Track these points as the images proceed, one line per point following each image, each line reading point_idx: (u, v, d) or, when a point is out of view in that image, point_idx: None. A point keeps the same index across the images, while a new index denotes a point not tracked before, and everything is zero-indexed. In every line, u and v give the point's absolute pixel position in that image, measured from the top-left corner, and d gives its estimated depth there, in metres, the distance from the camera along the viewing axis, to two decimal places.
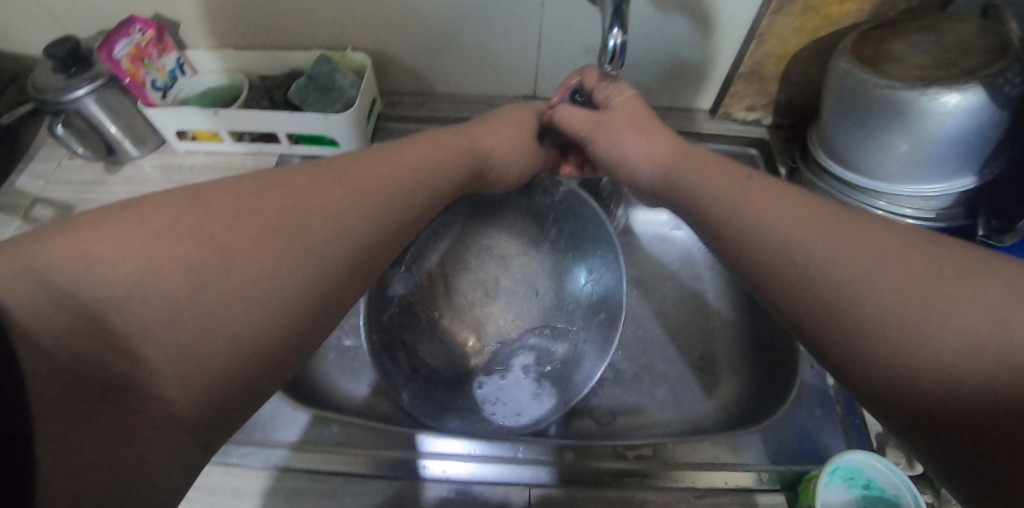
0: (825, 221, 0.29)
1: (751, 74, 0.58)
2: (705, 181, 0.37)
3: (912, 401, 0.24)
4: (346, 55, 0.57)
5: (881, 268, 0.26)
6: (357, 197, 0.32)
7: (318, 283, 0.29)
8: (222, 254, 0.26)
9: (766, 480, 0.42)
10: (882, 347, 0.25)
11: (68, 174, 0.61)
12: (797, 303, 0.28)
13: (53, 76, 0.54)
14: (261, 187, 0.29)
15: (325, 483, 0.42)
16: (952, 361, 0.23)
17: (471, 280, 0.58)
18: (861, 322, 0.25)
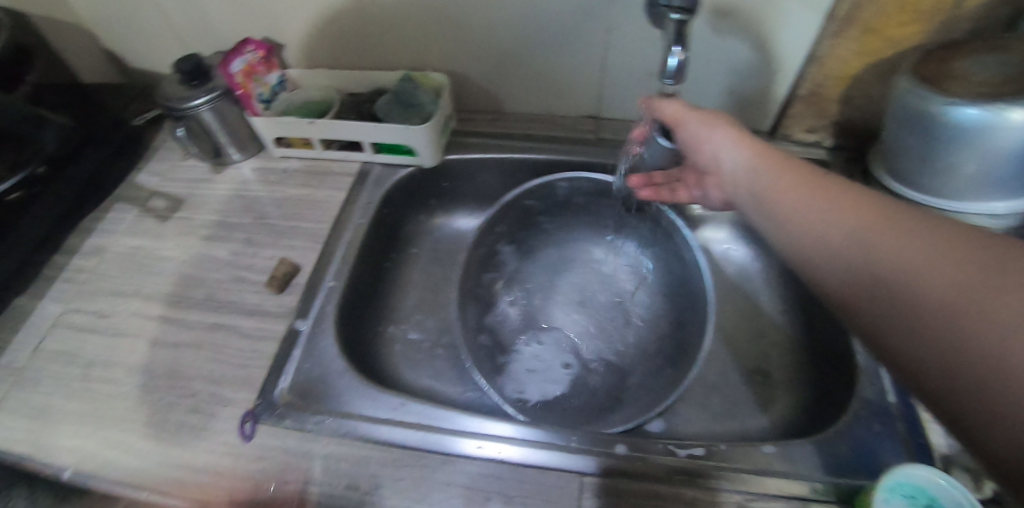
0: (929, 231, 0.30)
1: (810, 96, 0.59)
2: (796, 187, 0.40)
3: (936, 372, 0.27)
4: (427, 75, 0.63)
5: (963, 277, 0.27)
6: None
7: None
8: None
9: (821, 491, 0.42)
10: (948, 343, 0.26)
11: (180, 172, 0.71)
12: (879, 299, 0.31)
13: (179, 87, 0.63)
14: None
15: (392, 453, 0.45)
16: (1006, 365, 0.23)
17: (567, 285, 0.63)
18: (936, 318, 0.27)
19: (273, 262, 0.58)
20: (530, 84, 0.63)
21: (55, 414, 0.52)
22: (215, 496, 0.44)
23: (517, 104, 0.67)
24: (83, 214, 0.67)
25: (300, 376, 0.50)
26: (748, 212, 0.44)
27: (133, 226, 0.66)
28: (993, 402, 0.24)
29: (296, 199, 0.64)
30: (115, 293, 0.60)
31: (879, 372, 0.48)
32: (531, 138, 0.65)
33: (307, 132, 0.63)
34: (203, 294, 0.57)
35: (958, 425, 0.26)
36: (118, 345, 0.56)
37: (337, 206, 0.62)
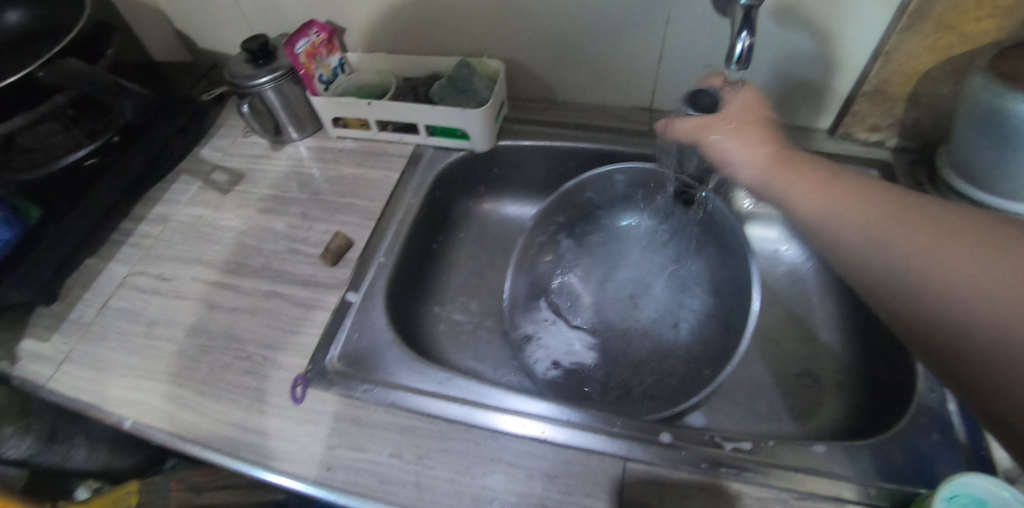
0: (970, 246, 0.29)
1: (875, 93, 0.58)
2: (811, 191, 0.39)
3: (963, 371, 0.28)
4: (483, 61, 0.64)
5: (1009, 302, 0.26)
6: None
7: None
8: None
9: (873, 495, 0.40)
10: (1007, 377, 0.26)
11: (241, 148, 0.74)
12: (924, 321, 0.30)
13: (245, 66, 0.66)
14: None
15: (434, 425, 0.46)
16: None
17: (625, 279, 0.62)
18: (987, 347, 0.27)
19: (327, 236, 0.60)
20: (584, 73, 0.64)
21: (119, 367, 0.55)
22: (264, 453, 0.46)
23: (571, 94, 0.67)
24: (152, 184, 0.72)
25: (349, 345, 0.52)
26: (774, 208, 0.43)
27: (195, 197, 0.69)
28: None
29: (350, 178, 0.66)
30: (177, 258, 0.63)
31: (940, 381, 0.46)
32: (582, 128, 0.65)
33: (364, 113, 0.65)
34: (260, 263, 0.60)
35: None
36: (178, 307, 0.58)
37: (390, 186, 0.64)
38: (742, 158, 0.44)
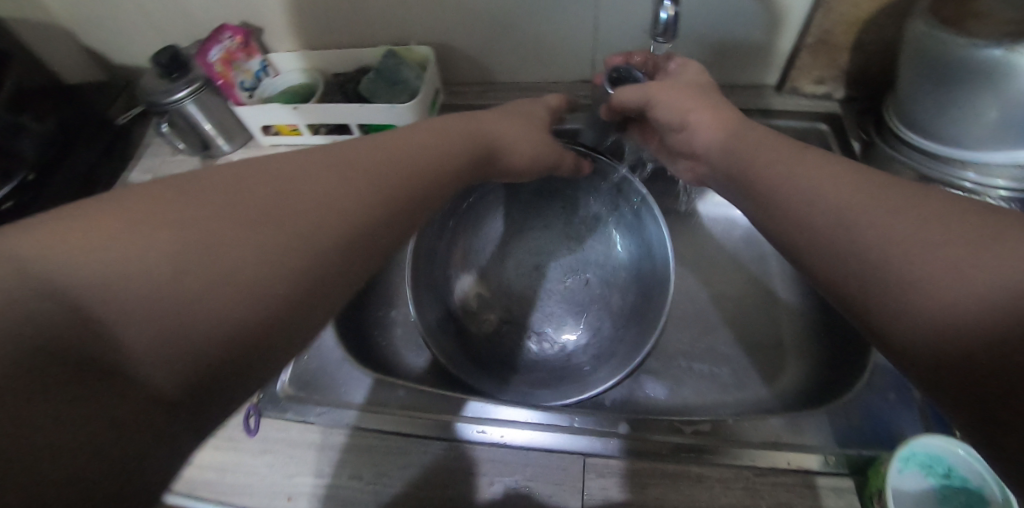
0: (881, 191, 0.29)
1: (818, 44, 0.55)
2: (759, 155, 0.37)
3: (868, 299, 0.27)
4: (410, 49, 0.61)
5: (931, 242, 0.25)
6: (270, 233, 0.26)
7: (185, 251, 0.24)
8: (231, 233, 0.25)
9: (831, 463, 0.40)
10: (905, 307, 0.25)
11: (171, 167, 0.70)
12: (833, 266, 0.29)
13: (158, 80, 0.61)
14: (164, 203, 0.25)
15: (391, 441, 0.45)
16: (964, 306, 0.23)
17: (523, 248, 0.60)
18: (890, 279, 0.26)
19: None
20: (519, 50, 0.61)
21: None
22: (222, 491, 0.45)
23: (509, 74, 0.65)
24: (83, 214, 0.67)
25: (300, 368, 0.51)
26: (719, 185, 0.42)
27: None
28: (952, 347, 0.23)
29: None
30: None
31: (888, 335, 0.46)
32: None
33: (293, 119, 0.62)
34: None
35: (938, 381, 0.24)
36: None
37: None
38: (699, 124, 0.42)
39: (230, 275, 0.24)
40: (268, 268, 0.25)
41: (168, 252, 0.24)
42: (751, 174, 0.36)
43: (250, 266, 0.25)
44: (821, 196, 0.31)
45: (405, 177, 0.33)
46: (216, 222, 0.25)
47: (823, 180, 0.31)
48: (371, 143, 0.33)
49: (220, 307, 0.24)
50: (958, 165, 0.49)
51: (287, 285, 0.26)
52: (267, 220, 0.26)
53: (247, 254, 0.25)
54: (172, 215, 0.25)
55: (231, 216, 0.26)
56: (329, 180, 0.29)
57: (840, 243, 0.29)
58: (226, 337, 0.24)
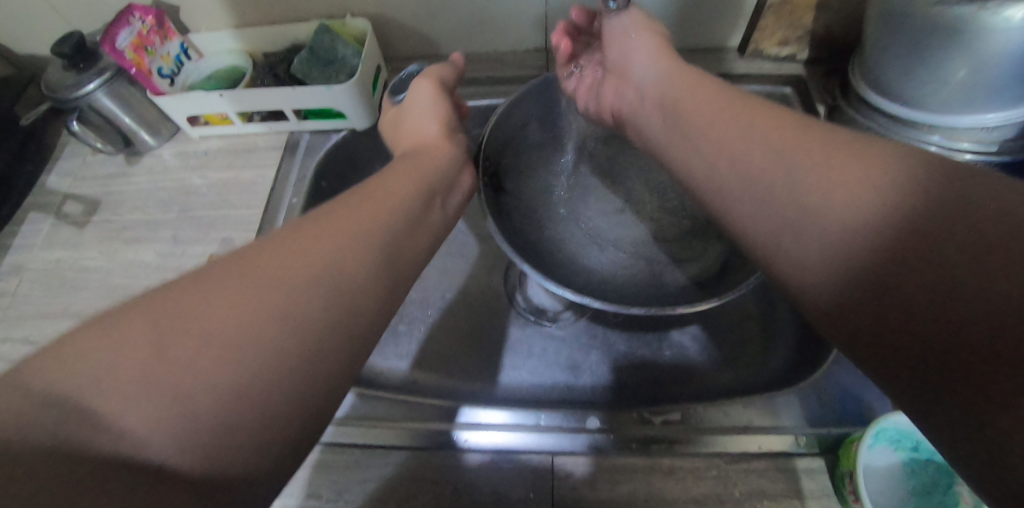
0: (810, 134, 0.27)
1: (782, 4, 0.53)
2: (691, 103, 0.34)
3: (790, 244, 0.25)
4: (345, 23, 0.56)
5: (860, 181, 0.23)
6: (244, 300, 0.22)
7: (188, 332, 0.21)
8: (230, 307, 0.22)
9: (803, 444, 0.40)
10: (833, 259, 0.23)
11: (93, 169, 0.63)
12: (759, 220, 0.27)
13: (64, 73, 0.55)
14: (160, 299, 0.22)
15: (350, 456, 0.43)
16: (898, 257, 0.21)
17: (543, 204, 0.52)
18: (817, 228, 0.24)
19: (203, 260, 0.54)
20: (466, 20, 0.56)
21: None
22: None
23: (455, 47, 0.60)
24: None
25: None
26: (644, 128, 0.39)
27: (50, 238, 0.59)
28: (893, 304, 0.21)
29: (223, 184, 0.59)
30: (39, 315, 0.54)
31: None
32: (473, 85, 0.60)
33: (221, 107, 0.57)
34: None
35: (886, 352, 0.21)
36: None
37: (268, 186, 0.57)
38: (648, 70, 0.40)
39: (244, 368, 0.21)
40: (280, 354, 0.22)
41: (183, 358, 0.20)
42: (683, 122, 0.34)
43: (259, 359, 0.21)
44: (736, 135, 0.29)
45: (387, 241, 0.29)
46: (224, 312, 0.22)
47: (745, 125, 0.29)
48: (336, 210, 0.28)
49: (226, 395, 0.20)
50: (924, 129, 0.47)
51: (304, 333, 0.23)
52: (262, 300, 0.23)
53: (269, 326, 0.22)
54: (173, 312, 0.21)
55: (235, 293, 0.22)
56: (314, 247, 0.25)
57: (768, 190, 0.26)
58: (257, 435, 0.21)
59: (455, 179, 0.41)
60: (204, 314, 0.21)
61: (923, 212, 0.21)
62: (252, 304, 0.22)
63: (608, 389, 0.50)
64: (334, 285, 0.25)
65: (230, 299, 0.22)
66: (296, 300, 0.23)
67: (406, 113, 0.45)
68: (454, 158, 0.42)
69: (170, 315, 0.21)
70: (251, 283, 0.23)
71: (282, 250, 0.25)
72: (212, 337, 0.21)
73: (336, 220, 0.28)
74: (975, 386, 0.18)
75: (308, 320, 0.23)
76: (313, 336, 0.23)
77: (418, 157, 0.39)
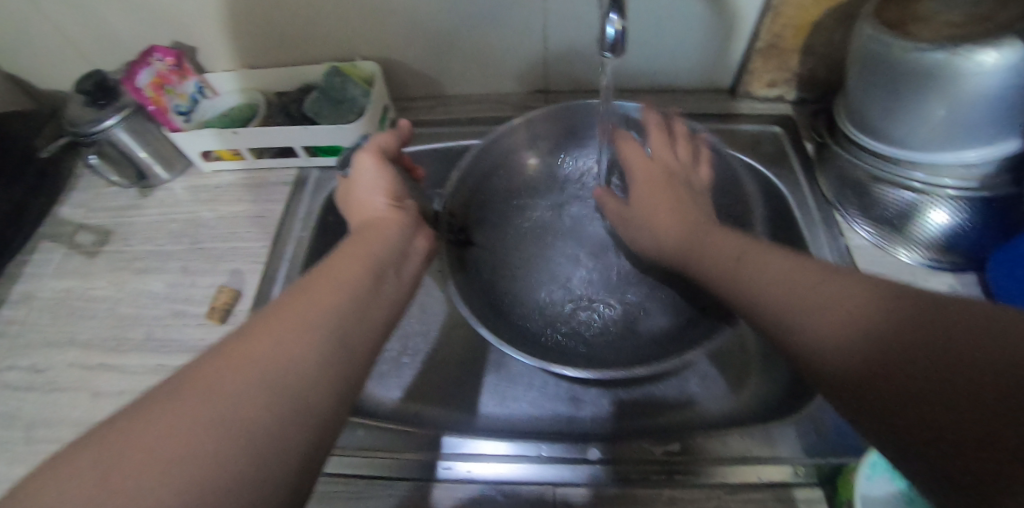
0: (819, 272, 0.32)
1: (769, 49, 0.57)
2: (711, 244, 0.40)
3: (816, 364, 0.28)
4: (356, 65, 0.59)
5: (867, 308, 0.27)
6: (205, 403, 0.23)
7: (148, 445, 0.22)
8: (194, 412, 0.23)
9: (802, 474, 0.41)
10: (862, 366, 0.26)
11: (106, 201, 0.65)
12: (790, 342, 0.30)
13: (84, 108, 0.57)
14: (127, 417, 0.23)
15: (355, 486, 0.43)
16: (910, 360, 0.24)
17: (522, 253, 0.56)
18: (840, 347, 0.27)
19: (212, 291, 0.55)
20: (472, 62, 0.60)
21: None
22: None
23: (461, 87, 0.64)
24: (9, 258, 0.60)
25: None
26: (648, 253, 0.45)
27: (62, 267, 0.60)
28: (909, 403, 0.24)
29: (233, 217, 0.60)
30: (48, 343, 0.54)
31: None
32: (477, 123, 0.63)
33: (233, 143, 0.59)
34: (142, 334, 0.53)
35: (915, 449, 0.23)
36: (56, 402, 0.50)
37: (278, 219, 0.59)
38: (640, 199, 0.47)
39: (194, 468, 0.21)
40: (239, 448, 0.23)
41: (134, 475, 0.21)
42: (707, 258, 0.40)
43: (209, 458, 0.22)
44: (759, 273, 0.35)
45: (341, 319, 0.29)
46: (174, 421, 0.22)
47: (767, 265, 0.35)
48: (282, 303, 0.29)
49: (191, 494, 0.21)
50: (909, 167, 0.49)
51: (270, 429, 0.24)
52: (223, 399, 0.24)
53: (231, 426, 0.23)
54: (130, 431, 0.22)
55: (195, 399, 0.23)
56: (274, 340, 0.27)
57: (793, 317, 0.31)
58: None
59: (410, 245, 0.40)
60: (172, 421, 0.23)
61: (918, 325, 0.25)
62: (214, 406, 0.23)
63: (608, 421, 0.51)
64: (288, 376, 0.25)
65: (182, 408, 0.23)
66: (256, 398, 0.24)
67: (355, 185, 0.43)
68: (406, 224, 0.41)
69: (119, 441, 0.22)
70: (200, 391, 0.24)
71: (247, 348, 0.26)
72: (160, 448, 0.22)
73: (292, 310, 0.29)
74: (990, 475, 0.20)
75: (269, 413, 0.24)
76: (265, 427, 0.24)
77: (367, 231, 0.38)
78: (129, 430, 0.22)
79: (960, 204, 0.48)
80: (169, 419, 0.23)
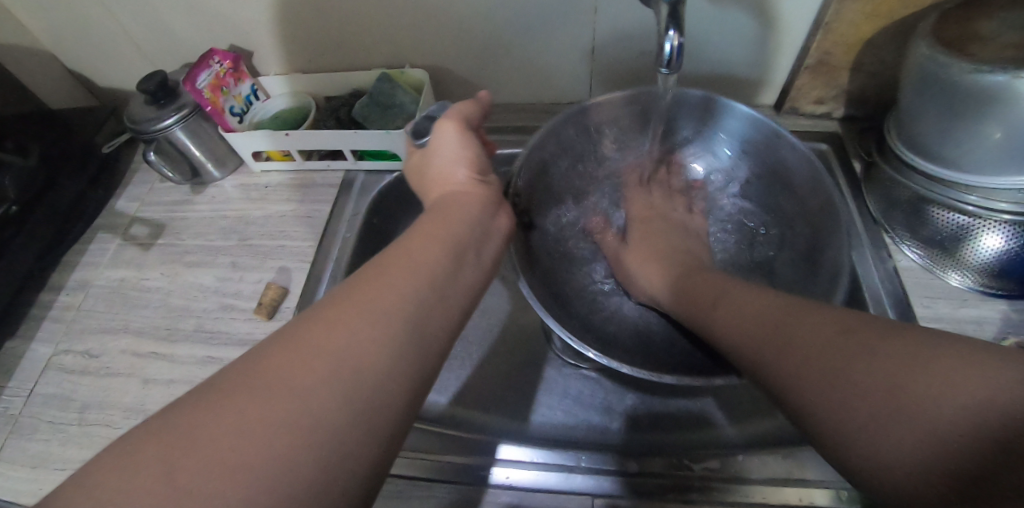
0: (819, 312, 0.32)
1: (818, 65, 0.56)
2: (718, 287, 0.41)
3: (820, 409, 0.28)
4: (405, 72, 0.60)
5: (884, 356, 0.27)
6: (289, 395, 0.23)
7: (225, 437, 0.21)
8: (274, 402, 0.23)
9: (845, 499, 0.40)
10: (878, 424, 0.25)
11: (160, 196, 0.67)
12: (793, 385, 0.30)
13: (145, 107, 0.59)
14: (203, 401, 0.23)
15: (392, 485, 0.43)
16: (943, 423, 0.23)
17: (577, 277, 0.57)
18: (849, 395, 0.27)
19: (259, 286, 0.57)
20: (517, 72, 0.61)
21: (34, 464, 0.48)
22: None
23: (505, 95, 0.65)
24: (68, 246, 0.63)
25: None
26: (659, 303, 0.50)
27: (116, 257, 0.62)
28: (935, 462, 0.23)
29: (280, 216, 0.62)
30: (103, 330, 0.57)
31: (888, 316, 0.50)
32: (520, 132, 0.64)
33: (285, 145, 0.61)
34: (192, 325, 0.55)
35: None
36: (109, 387, 0.52)
37: (324, 219, 0.61)
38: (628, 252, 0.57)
39: (272, 467, 0.21)
40: (321, 438, 0.23)
41: (204, 470, 0.20)
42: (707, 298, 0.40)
43: (287, 459, 0.22)
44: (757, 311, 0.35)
45: (419, 307, 0.28)
46: (248, 417, 0.22)
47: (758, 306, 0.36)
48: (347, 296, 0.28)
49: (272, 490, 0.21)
50: (961, 189, 0.48)
51: (351, 425, 0.23)
52: (296, 387, 0.23)
53: (310, 421, 0.23)
54: (206, 420, 0.22)
55: (263, 394, 0.23)
56: (354, 325, 0.26)
57: (796, 357, 0.30)
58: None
59: (488, 224, 0.38)
60: (255, 409, 0.22)
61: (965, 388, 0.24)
62: (294, 397, 0.23)
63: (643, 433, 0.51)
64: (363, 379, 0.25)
65: (254, 404, 0.22)
66: (339, 389, 0.24)
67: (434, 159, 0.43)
68: (488, 201, 0.40)
69: (197, 437, 0.21)
70: (271, 387, 0.23)
71: (326, 332, 0.26)
72: (236, 445, 0.21)
73: (370, 292, 0.28)
74: None
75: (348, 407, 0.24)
76: (334, 422, 0.23)
77: (447, 208, 0.37)
78: (208, 418, 0.22)
79: (1016, 229, 0.47)
80: (246, 406, 0.22)
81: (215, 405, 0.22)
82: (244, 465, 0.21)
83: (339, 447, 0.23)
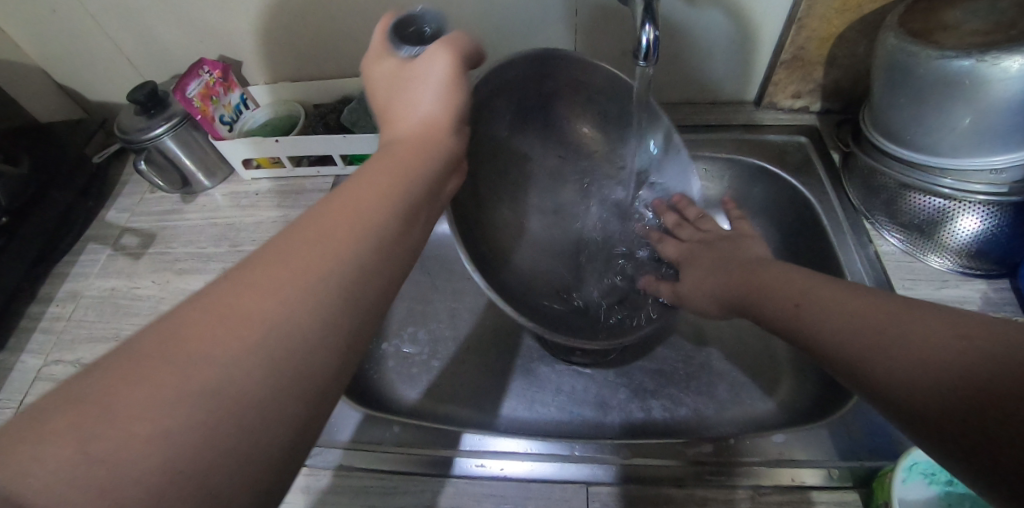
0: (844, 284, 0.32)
1: (793, 60, 0.58)
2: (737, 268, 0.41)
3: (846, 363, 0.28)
4: None
5: (895, 319, 0.27)
6: (208, 368, 0.19)
7: (125, 412, 0.17)
8: (188, 374, 0.19)
9: (836, 477, 0.41)
10: (894, 365, 0.25)
11: (150, 206, 0.68)
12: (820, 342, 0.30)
13: (135, 117, 0.60)
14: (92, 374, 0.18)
15: (386, 481, 0.43)
16: (945, 363, 0.23)
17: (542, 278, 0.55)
18: (874, 349, 0.26)
19: None
20: None
21: None
22: None
23: None
24: (57, 258, 0.63)
25: None
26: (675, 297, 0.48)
27: (107, 268, 0.62)
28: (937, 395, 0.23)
29: (271, 222, 0.63)
30: (94, 338, 0.56)
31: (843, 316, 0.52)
32: None
33: (275, 152, 0.62)
34: None
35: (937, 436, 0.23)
36: None
37: None
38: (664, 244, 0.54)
39: (186, 435, 0.18)
40: (240, 416, 0.19)
41: (97, 444, 0.17)
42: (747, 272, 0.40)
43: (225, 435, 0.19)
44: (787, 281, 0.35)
45: (362, 275, 0.24)
46: (172, 383, 0.19)
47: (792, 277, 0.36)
48: (299, 244, 0.24)
49: (176, 474, 0.17)
50: (936, 173, 0.49)
51: (272, 406, 0.20)
52: (215, 358, 0.20)
53: (231, 395, 0.19)
54: (101, 392, 0.18)
55: (172, 362, 0.19)
56: (291, 286, 0.22)
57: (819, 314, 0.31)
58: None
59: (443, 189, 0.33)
60: (167, 378, 0.19)
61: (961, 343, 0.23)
62: (213, 370, 0.19)
63: (634, 424, 0.51)
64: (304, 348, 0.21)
65: (168, 374, 0.19)
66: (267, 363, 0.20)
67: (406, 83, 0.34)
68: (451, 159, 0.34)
69: (102, 392, 0.18)
70: (196, 346, 0.20)
71: (259, 293, 0.22)
72: (157, 415, 0.18)
73: (312, 248, 0.24)
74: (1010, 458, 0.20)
75: (270, 387, 0.20)
76: (257, 400, 0.20)
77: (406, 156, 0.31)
78: (109, 393, 0.18)
79: (989, 209, 0.49)
80: (146, 375, 0.18)
81: (116, 375, 0.18)
82: (145, 447, 0.17)
83: (261, 429, 0.20)
